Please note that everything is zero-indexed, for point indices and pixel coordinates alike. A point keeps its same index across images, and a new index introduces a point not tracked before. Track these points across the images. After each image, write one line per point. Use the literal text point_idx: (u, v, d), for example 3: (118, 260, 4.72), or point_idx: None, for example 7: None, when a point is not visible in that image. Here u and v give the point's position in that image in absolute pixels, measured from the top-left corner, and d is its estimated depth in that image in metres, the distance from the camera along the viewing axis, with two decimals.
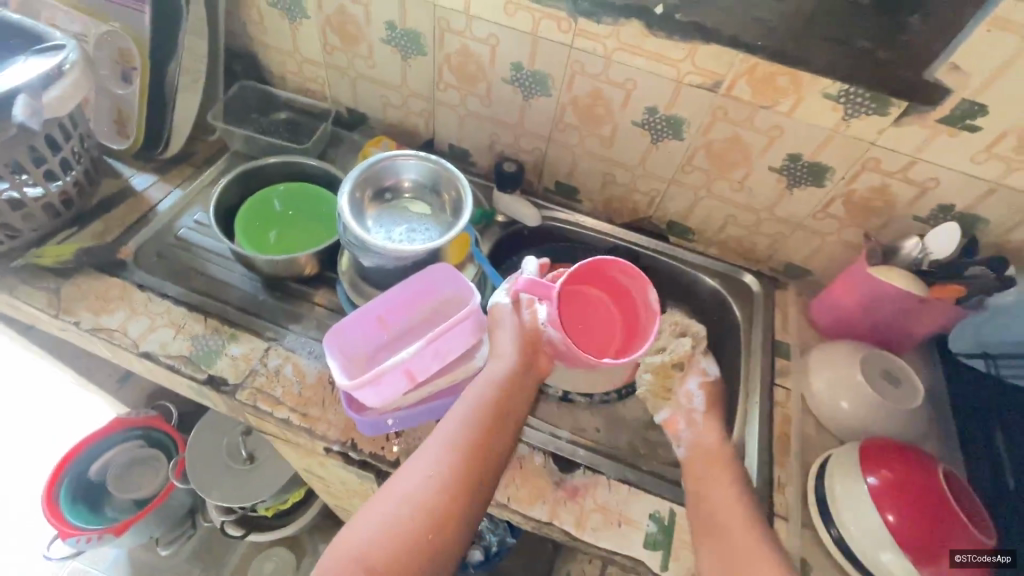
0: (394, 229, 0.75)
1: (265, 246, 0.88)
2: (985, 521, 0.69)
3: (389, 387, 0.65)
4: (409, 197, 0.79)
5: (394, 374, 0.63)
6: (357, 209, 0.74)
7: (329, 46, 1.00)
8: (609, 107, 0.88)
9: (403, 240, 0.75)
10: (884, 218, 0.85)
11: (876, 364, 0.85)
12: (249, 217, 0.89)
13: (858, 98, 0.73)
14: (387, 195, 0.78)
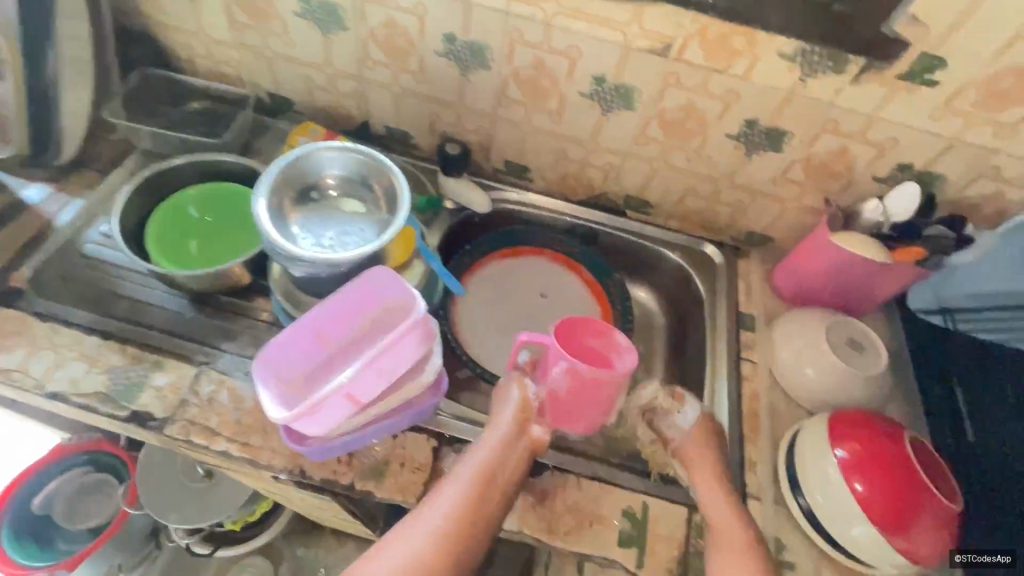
0: (324, 233, 0.68)
1: (186, 260, 0.79)
2: (949, 482, 0.69)
3: (330, 414, 0.59)
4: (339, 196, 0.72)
5: (333, 401, 0.58)
6: (278, 215, 0.66)
7: (236, 23, 0.88)
8: (554, 79, 0.80)
9: (336, 245, 0.67)
10: (843, 181, 0.82)
11: (841, 332, 0.84)
12: (162, 232, 0.80)
13: (814, 56, 0.68)
14: (313, 196, 0.70)
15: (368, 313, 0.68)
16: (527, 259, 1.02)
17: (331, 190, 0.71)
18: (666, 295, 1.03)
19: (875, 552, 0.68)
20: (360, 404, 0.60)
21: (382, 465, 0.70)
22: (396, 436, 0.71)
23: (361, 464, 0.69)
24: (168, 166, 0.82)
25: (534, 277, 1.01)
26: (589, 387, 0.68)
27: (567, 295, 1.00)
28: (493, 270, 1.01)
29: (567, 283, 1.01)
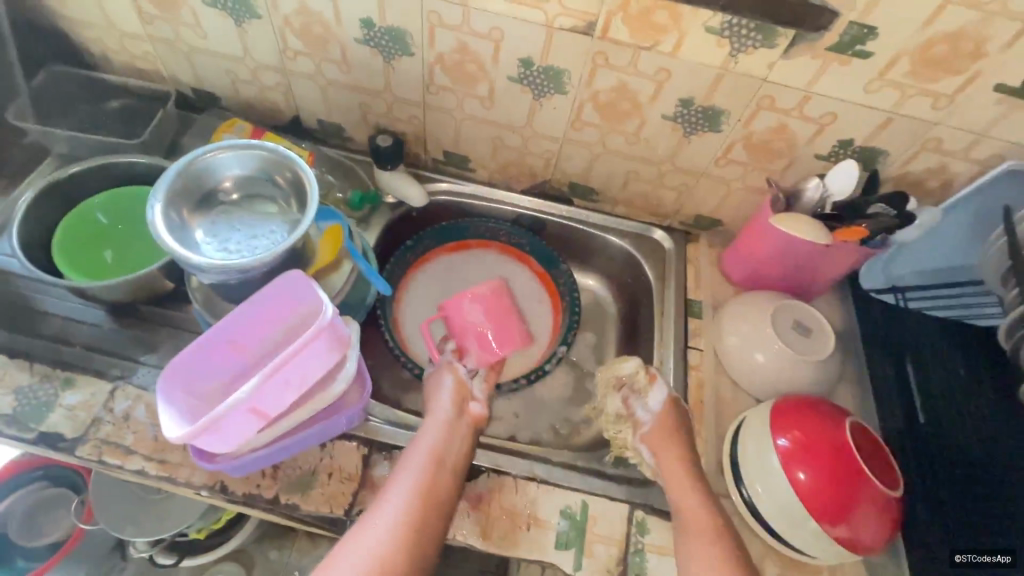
0: (230, 238, 0.65)
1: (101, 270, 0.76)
2: (886, 463, 0.68)
3: (235, 430, 0.56)
4: (247, 198, 0.69)
5: (234, 416, 0.55)
6: (177, 223, 0.63)
7: (145, 15, 0.82)
8: (480, 63, 0.76)
9: (242, 250, 0.64)
10: (786, 160, 0.79)
11: (789, 316, 0.81)
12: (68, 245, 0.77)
13: (742, 30, 0.65)
14: (218, 200, 0.68)
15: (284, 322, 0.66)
16: (473, 252, 0.99)
17: (238, 192, 0.69)
18: (617, 284, 1.00)
19: (817, 542, 0.66)
20: (267, 417, 0.57)
21: (309, 477, 0.67)
22: (323, 445, 0.69)
23: (286, 476, 0.66)
24: (64, 175, 0.78)
25: (481, 271, 0.98)
26: (500, 310, 0.88)
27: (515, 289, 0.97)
28: (438, 265, 0.98)
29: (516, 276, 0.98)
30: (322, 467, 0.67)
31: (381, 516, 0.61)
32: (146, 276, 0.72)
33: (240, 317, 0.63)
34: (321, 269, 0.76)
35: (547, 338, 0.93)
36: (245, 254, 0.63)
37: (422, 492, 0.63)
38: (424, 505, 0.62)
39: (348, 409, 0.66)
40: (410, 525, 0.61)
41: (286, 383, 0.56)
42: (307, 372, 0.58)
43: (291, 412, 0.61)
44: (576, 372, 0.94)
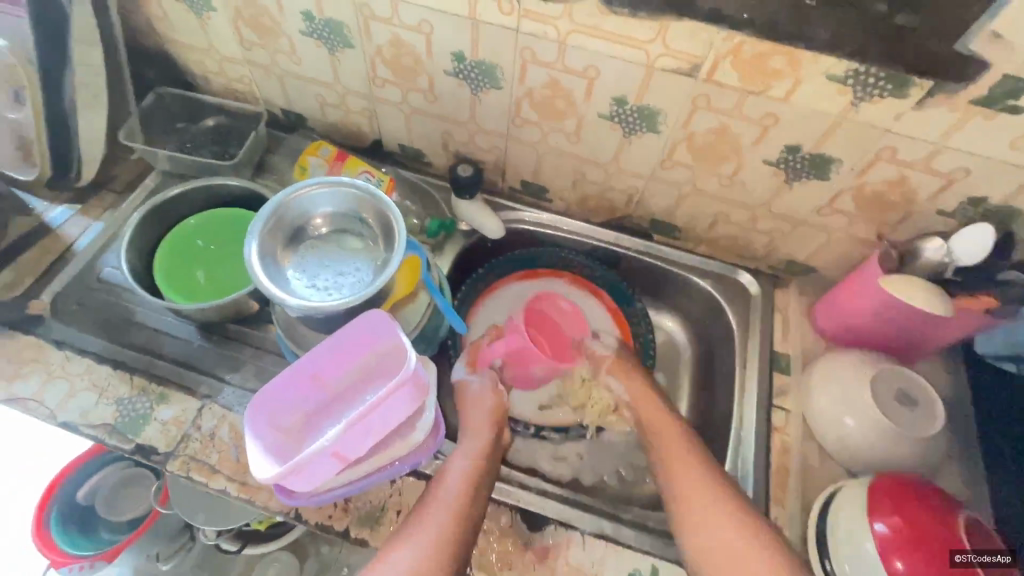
0: (319, 274, 0.67)
1: (198, 292, 0.80)
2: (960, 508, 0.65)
3: (318, 472, 0.59)
4: (334, 234, 0.71)
5: (319, 460, 0.57)
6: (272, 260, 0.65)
7: (246, 42, 0.85)
8: (570, 99, 0.74)
9: (331, 287, 0.67)
10: (901, 213, 0.71)
11: (890, 384, 0.74)
12: (167, 267, 0.81)
13: (869, 79, 0.59)
14: (308, 235, 0.70)
15: (359, 361, 0.66)
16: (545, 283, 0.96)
17: (326, 228, 0.71)
18: (694, 325, 0.95)
19: None
20: (348, 460, 0.60)
21: (377, 512, 0.67)
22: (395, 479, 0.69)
23: (356, 509, 0.67)
24: (166, 197, 0.82)
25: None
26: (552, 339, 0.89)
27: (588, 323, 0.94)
28: (508, 292, 0.95)
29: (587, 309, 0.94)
30: (391, 504, 0.68)
31: (432, 511, 0.63)
32: (235, 300, 0.75)
33: (323, 353, 0.64)
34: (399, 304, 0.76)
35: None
36: (335, 292, 0.66)
37: (470, 490, 0.66)
38: (472, 501, 0.65)
39: (423, 453, 0.68)
40: (460, 520, 0.63)
41: (368, 429, 0.59)
42: (388, 419, 0.60)
43: (370, 456, 0.62)
44: None
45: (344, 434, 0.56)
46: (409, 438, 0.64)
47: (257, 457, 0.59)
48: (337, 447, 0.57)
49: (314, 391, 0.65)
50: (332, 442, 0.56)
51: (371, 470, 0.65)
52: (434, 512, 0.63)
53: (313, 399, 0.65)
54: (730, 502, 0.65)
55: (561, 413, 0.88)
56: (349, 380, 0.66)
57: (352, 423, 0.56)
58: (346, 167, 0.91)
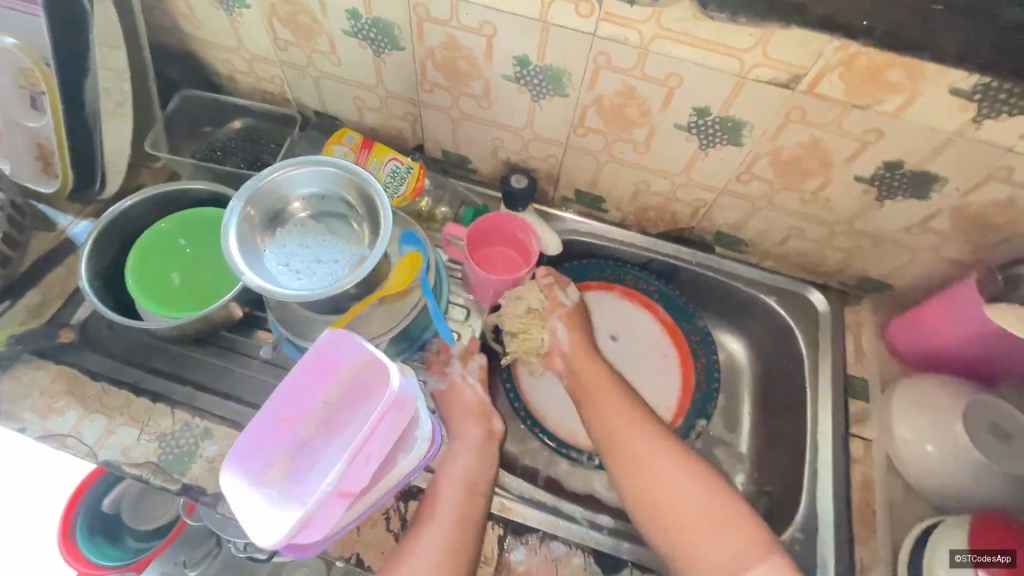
0: (295, 256, 0.62)
1: (174, 300, 0.74)
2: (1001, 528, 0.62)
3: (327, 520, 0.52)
4: (319, 214, 0.65)
5: (324, 509, 0.50)
6: (251, 248, 0.59)
7: (281, 41, 0.78)
8: (644, 108, 0.67)
9: (303, 271, 0.61)
10: (1004, 234, 0.66)
11: (983, 415, 0.69)
12: (139, 267, 0.74)
13: (1000, 94, 0.52)
14: (289, 217, 0.64)
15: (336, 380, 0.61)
16: (595, 299, 0.91)
17: (309, 208, 0.64)
18: (756, 341, 0.90)
19: None
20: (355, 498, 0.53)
21: None
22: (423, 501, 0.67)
23: None
24: (120, 210, 0.75)
25: (602, 314, 0.91)
26: (510, 265, 0.82)
27: (643, 338, 0.90)
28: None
29: (639, 323, 0.90)
30: None
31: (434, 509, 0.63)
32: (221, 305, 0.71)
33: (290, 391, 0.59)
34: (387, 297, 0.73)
35: (679, 401, 0.86)
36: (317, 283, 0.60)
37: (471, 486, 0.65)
38: (476, 493, 0.65)
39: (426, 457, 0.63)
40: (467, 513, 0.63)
41: (370, 458, 0.52)
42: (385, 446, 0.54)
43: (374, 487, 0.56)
44: (704, 440, 0.87)
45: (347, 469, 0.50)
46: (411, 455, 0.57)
47: (254, 520, 0.53)
48: (344, 486, 0.50)
49: (291, 432, 0.59)
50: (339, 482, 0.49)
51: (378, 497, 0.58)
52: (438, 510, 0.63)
53: (292, 440, 0.60)
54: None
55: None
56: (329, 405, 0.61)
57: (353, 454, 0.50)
58: (372, 154, 0.87)
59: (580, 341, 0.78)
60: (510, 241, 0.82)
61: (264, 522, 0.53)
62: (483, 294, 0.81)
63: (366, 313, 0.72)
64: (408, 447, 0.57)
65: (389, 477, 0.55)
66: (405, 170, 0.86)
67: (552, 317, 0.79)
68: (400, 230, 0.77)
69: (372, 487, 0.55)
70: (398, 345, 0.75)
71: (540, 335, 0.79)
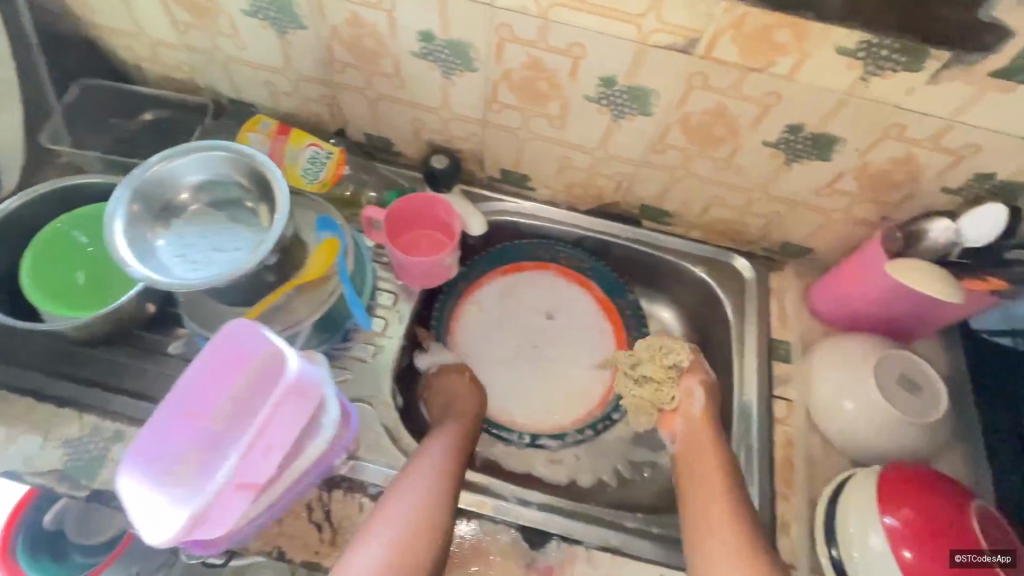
0: (194, 247, 0.59)
1: (73, 299, 0.70)
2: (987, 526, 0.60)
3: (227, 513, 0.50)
4: (217, 204, 0.62)
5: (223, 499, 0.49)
6: (140, 241, 0.56)
7: (180, 24, 0.75)
8: (553, 81, 0.67)
9: (201, 262, 0.59)
10: (905, 192, 0.68)
11: (894, 367, 0.72)
12: (39, 270, 0.70)
13: (882, 50, 0.53)
14: (184, 208, 0.61)
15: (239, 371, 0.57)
16: (530, 280, 0.92)
17: (205, 198, 0.61)
18: (689, 312, 0.91)
19: None
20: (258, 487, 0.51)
21: None
22: (349, 489, 0.66)
23: (346, 542, 0.63)
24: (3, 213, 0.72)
25: (538, 294, 0.91)
26: (432, 245, 0.81)
27: (579, 316, 0.91)
28: (493, 290, 0.91)
29: (575, 302, 0.91)
30: None
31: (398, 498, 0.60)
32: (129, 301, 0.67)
33: (195, 382, 0.56)
34: (305, 286, 0.71)
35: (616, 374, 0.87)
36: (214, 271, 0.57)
37: (444, 476, 0.63)
38: (446, 481, 0.63)
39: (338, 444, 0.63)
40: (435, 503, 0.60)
41: (270, 448, 0.51)
42: (285, 432, 0.52)
43: (280, 475, 0.54)
44: None
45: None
46: (317, 440, 0.56)
47: (148, 519, 0.50)
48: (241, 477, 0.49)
49: (197, 426, 0.56)
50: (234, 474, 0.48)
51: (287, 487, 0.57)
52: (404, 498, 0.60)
53: (196, 436, 0.55)
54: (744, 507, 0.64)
55: (558, 416, 0.84)
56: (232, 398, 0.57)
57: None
58: (290, 141, 0.84)
59: (712, 409, 0.74)
60: (431, 219, 0.81)
61: (161, 520, 0.50)
62: (409, 277, 0.80)
63: (281, 302, 0.70)
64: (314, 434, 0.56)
65: (293, 466, 0.54)
66: (326, 157, 0.83)
67: (691, 381, 0.76)
68: (316, 216, 0.76)
69: (276, 477, 0.53)
70: (322, 335, 0.74)
71: (672, 395, 0.76)
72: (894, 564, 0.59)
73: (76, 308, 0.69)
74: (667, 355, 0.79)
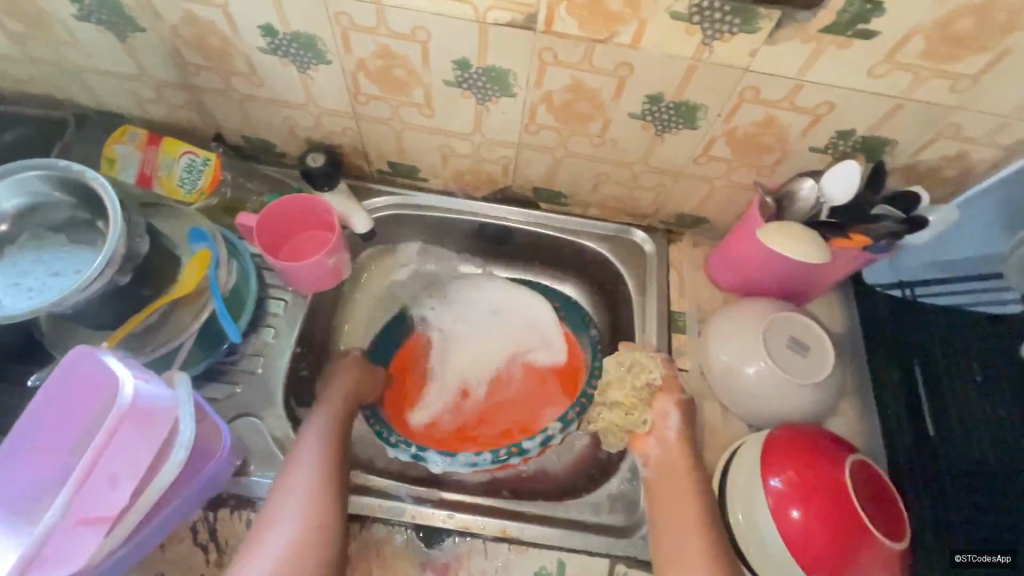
0: (29, 273, 0.56)
1: None
2: (882, 484, 0.61)
3: (73, 552, 0.47)
4: (53, 225, 0.58)
5: (61, 538, 0.46)
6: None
7: (16, 35, 0.70)
8: (408, 67, 0.64)
9: (38, 288, 0.55)
10: (776, 154, 0.68)
11: (783, 330, 0.72)
12: None
13: (716, 13, 0.52)
14: (14, 235, 0.57)
15: (92, 399, 0.55)
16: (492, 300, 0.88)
17: (38, 220, 0.58)
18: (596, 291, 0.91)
19: None
20: (103, 518, 0.48)
21: None
22: (232, 506, 0.64)
23: (231, 561, 0.61)
24: None
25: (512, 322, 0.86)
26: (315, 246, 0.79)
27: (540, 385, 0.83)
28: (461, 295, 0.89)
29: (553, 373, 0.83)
30: None
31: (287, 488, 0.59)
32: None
33: (41, 415, 0.54)
34: (179, 301, 0.68)
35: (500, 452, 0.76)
36: (48, 296, 0.54)
37: (325, 458, 0.63)
38: (339, 478, 0.61)
39: (213, 459, 0.60)
40: (330, 487, 0.60)
41: (113, 477, 0.48)
42: (128, 457, 0.49)
43: (132, 503, 0.51)
44: None
45: (74, 496, 0.45)
46: (171, 462, 0.53)
47: None
48: (80, 512, 0.46)
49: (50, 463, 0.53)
50: (65, 511, 0.45)
51: (150, 513, 0.55)
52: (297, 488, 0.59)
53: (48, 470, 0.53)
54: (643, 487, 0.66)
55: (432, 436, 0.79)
56: (87, 428, 0.55)
57: (80, 480, 0.46)
58: (161, 151, 0.80)
59: (687, 431, 0.68)
60: (307, 219, 0.78)
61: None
62: (298, 283, 0.77)
63: (145, 323, 0.66)
64: (164, 457, 0.53)
65: (150, 490, 0.52)
66: (203, 163, 0.79)
67: (666, 402, 0.69)
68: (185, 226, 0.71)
69: (130, 505, 0.51)
70: (203, 351, 0.71)
71: (645, 417, 0.70)
72: (777, 526, 0.60)
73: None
74: (637, 373, 0.72)
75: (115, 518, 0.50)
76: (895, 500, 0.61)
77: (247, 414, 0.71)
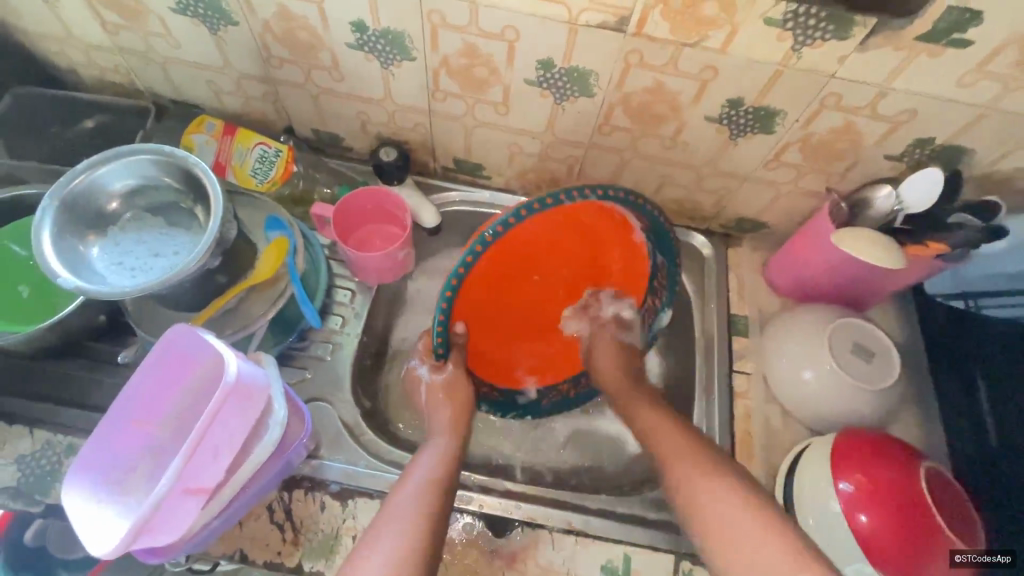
0: (131, 252, 0.58)
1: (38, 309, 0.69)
2: (957, 495, 0.61)
3: (175, 522, 0.49)
4: (153, 209, 0.61)
5: (168, 506, 0.48)
6: (72, 251, 0.55)
7: (110, 26, 0.72)
8: (491, 66, 0.66)
9: (139, 268, 0.58)
10: (848, 162, 0.68)
11: (848, 337, 0.72)
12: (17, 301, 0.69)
13: (810, 19, 0.53)
14: (119, 215, 0.60)
15: (189, 376, 0.57)
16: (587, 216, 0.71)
17: (141, 203, 0.60)
18: None
19: None
20: (203, 491, 0.50)
21: (332, 541, 0.63)
22: (308, 487, 0.65)
23: (307, 541, 0.63)
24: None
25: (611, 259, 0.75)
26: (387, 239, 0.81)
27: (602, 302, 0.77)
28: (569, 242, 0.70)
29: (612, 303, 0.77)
30: (346, 530, 0.64)
31: (387, 523, 0.56)
32: (70, 316, 0.65)
33: (143, 388, 0.56)
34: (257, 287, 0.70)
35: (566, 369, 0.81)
36: (151, 277, 0.56)
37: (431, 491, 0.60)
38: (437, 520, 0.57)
39: (294, 442, 0.63)
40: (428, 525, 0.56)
41: (216, 451, 0.50)
42: (229, 434, 0.51)
43: (228, 479, 0.53)
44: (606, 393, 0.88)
45: (183, 467, 0.47)
46: (265, 441, 0.55)
47: (94, 529, 0.49)
48: (186, 483, 0.48)
49: (147, 435, 0.56)
50: (175, 481, 0.47)
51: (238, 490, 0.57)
52: (396, 519, 0.56)
53: (146, 442, 0.56)
54: (687, 452, 0.62)
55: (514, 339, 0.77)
56: (184, 405, 0.57)
57: (191, 450, 0.48)
58: (236, 141, 0.82)
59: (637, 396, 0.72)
60: (379, 213, 0.81)
61: (105, 531, 0.49)
62: (367, 273, 0.78)
63: (227, 305, 0.68)
64: (258, 435, 0.55)
65: (244, 467, 0.54)
66: (275, 155, 0.82)
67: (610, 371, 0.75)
68: (264, 215, 0.73)
69: (226, 480, 0.53)
70: (277, 337, 0.72)
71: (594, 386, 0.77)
72: (848, 530, 0.60)
73: (16, 325, 0.67)
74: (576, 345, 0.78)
75: (214, 492, 0.52)
76: (968, 513, 0.61)
77: (317, 399, 0.73)
